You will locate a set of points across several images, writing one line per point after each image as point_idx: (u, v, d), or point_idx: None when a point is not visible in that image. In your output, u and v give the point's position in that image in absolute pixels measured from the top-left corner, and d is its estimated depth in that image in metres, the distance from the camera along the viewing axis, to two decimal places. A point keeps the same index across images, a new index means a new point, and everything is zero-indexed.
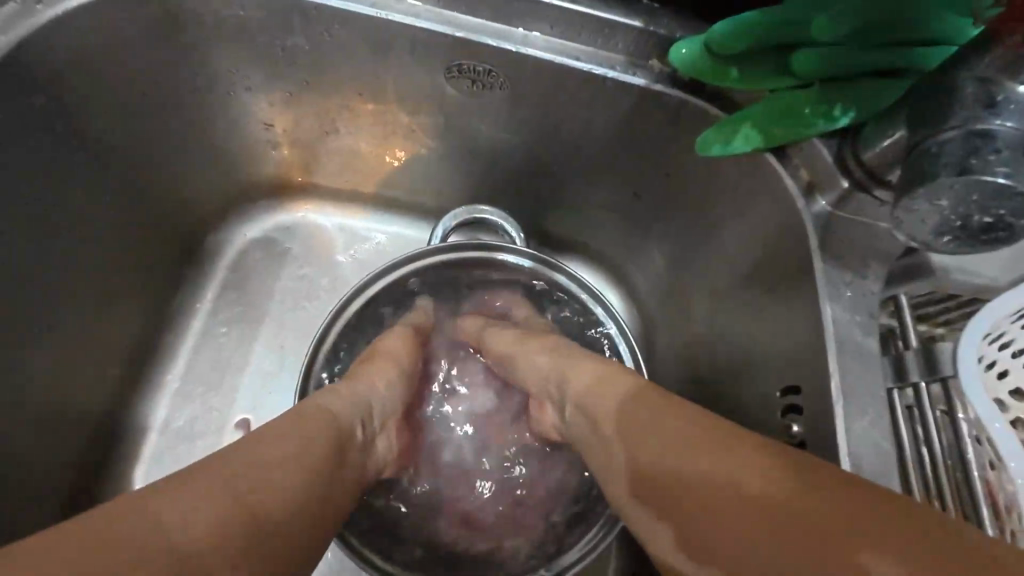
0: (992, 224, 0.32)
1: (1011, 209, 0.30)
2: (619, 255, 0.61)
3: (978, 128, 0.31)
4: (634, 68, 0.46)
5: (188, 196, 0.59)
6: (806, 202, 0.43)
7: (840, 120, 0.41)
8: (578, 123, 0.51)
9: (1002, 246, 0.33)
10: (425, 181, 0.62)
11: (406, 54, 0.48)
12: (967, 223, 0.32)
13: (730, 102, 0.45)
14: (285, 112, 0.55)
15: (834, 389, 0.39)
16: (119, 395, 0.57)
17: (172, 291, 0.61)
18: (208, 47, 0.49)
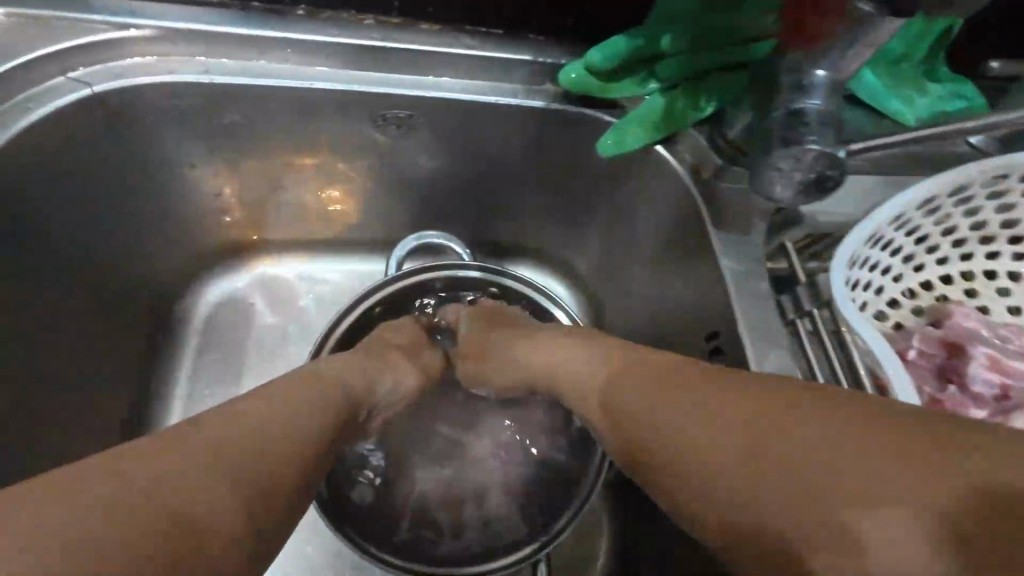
0: (821, 180, 0.40)
1: (828, 167, 0.39)
2: (557, 250, 0.69)
3: (795, 109, 0.40)
4: (532, 94, 0.54)
5: (156, 271, 0.62)
6: (695, 180, 0.52)
7: (706, 108, 0.50)
8: (496, 146, 0.58)
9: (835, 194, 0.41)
10: (374, 217, 0.67)
11: (335, 113, 0.54)
12: (802, 180, 0.40)
13: (618, 109, 0.54)
14: (231, 178, 0.60)
15: (742, 325, 0.47)
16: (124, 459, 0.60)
17: (152, 363, 0.63)
18: (155, 137, 0.54)
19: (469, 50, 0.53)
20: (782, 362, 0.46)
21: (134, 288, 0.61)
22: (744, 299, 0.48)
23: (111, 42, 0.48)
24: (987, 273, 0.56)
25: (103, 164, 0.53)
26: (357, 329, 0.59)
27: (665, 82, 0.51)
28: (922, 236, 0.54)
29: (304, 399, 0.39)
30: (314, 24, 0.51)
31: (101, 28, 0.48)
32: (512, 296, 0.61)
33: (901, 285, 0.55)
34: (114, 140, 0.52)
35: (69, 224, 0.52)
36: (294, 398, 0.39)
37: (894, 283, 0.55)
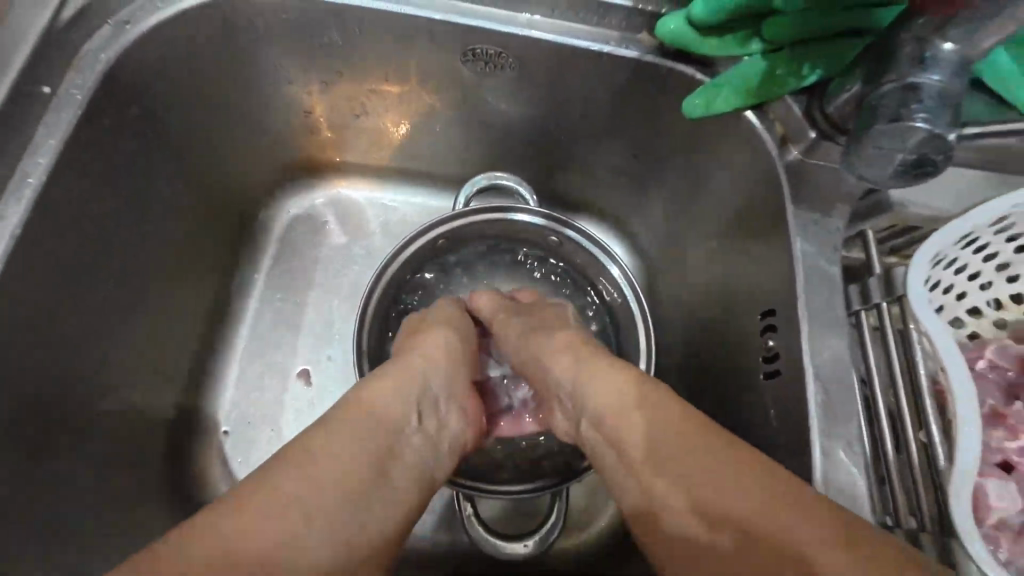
0: (921, 160, 0.39)
1: (931, 148, 0.38)
2: (618, 210, 0.69)
3: (910, 82, 0.38)
4: (626, 42, 0.53)
5: (247, 180, 0.67)
6: (779, 152, 0.50)
7: (808, 78, 0.47)
8: (578, 94, 0.58)
9: (933, 177, 0.40)
10: (447, 153, 0.69)
11: (427, 43, 0.55)
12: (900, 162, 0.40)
13: (710, 66, 0.52)
14: (322, 100, 0.62)
15: (801, 310, 0.46)
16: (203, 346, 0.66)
17: (233, 262, 0.69)
18: (260, 51, 0.55)
19: None
20: (843, 355, 0.45)
21: (228, 191, 0.65)
22: (809, 282, 0.47)
23: None
24: None
25: (214, 72, 0.55)
26: (420, 258, 0.62)
27: (767, 44, 0.48)
28: (993, 252, 0.50)
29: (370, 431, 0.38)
30: None
31: None
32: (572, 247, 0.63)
33: (965, 302, 0.52)
34: (226, 47, 0.54)
35: (181, 122, 0.56)
36: (358, 429, 0.37)
37: (959, 299, 0.52)
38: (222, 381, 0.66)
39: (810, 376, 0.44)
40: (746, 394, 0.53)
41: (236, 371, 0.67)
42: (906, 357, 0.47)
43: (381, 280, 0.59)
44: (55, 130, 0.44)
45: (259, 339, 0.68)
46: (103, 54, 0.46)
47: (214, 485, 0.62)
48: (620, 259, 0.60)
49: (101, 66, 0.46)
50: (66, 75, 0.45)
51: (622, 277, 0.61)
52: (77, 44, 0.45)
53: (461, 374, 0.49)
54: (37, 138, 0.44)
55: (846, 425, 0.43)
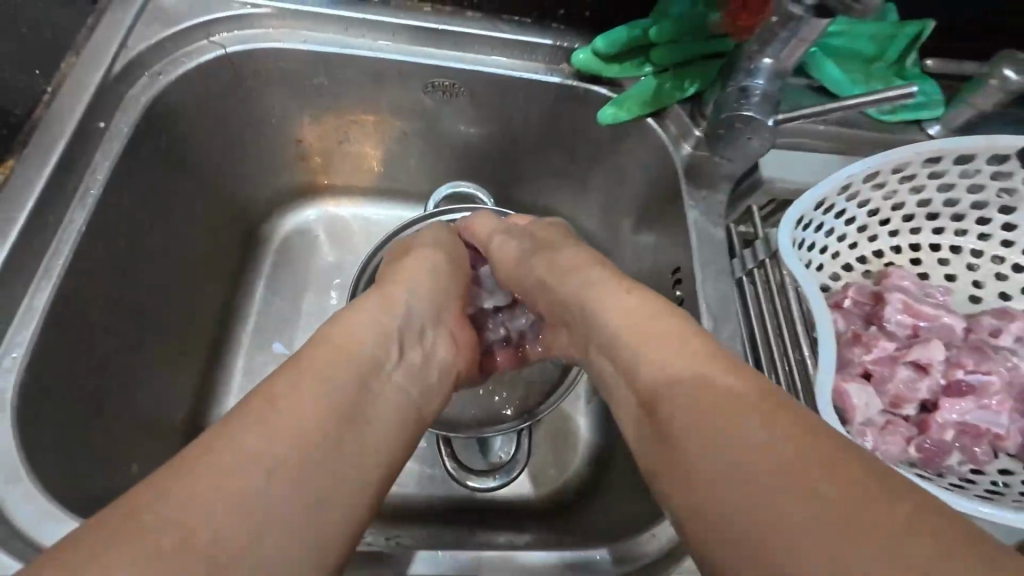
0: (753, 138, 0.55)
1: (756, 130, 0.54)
2: (564, 210, 0.82)
3: (741, 85, 0.53)
4: (552, 71, 0.67)
5: (249, 200, 0.79)
6: (675, 148, 0.64)
7: (688, 90, 0.63)
8: (520, 114, 0.72)
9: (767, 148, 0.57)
10: (418, 170, 0.82)
11: (396, 80, 0.69)
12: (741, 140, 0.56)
13: (618, 86, 0.66)
14: (312, 131, 0.76)
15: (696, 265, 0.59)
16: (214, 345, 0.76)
17: (239, 271, 0.80)
18: (264, 92, 0.69)
19: (503, 34, 0.66)
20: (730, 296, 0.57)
21: (235, 210, 0.77)
22: (701, 243, 0.61)
23: (243, 17, 0.63)
24: (932, 246, 0.66)
25: (226, 110, 0.68)
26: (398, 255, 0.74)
27: (655, 67, 0.63)
28: (852, 217, 0.64)
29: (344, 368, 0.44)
30: (385, 9, 0.66)
31: (237, 5, 0.63)
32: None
33: (833, 257, 0.65)
34: (236, 90, 0.67)
35: (199, 150, 0.68)
36: (343, 368, 0.44)
37: (832, 258, 0.65)
38: (233, 374, 0.75)
39: (702, 310, 0.57)
40: None
41: (242, 365, 0.76)
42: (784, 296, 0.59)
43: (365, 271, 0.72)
44: (109, 155, 0.56)
45: (262, 337, 0.78)
46: (142, 97, 0.59)
47: None
48: None
49: (141, 107, 0.59)
50: (115, 113, 0.58)
51: None
52: (123, 91, 0.58)
53: (447, 302, 0.60)
54: (95, 162, 0.56)
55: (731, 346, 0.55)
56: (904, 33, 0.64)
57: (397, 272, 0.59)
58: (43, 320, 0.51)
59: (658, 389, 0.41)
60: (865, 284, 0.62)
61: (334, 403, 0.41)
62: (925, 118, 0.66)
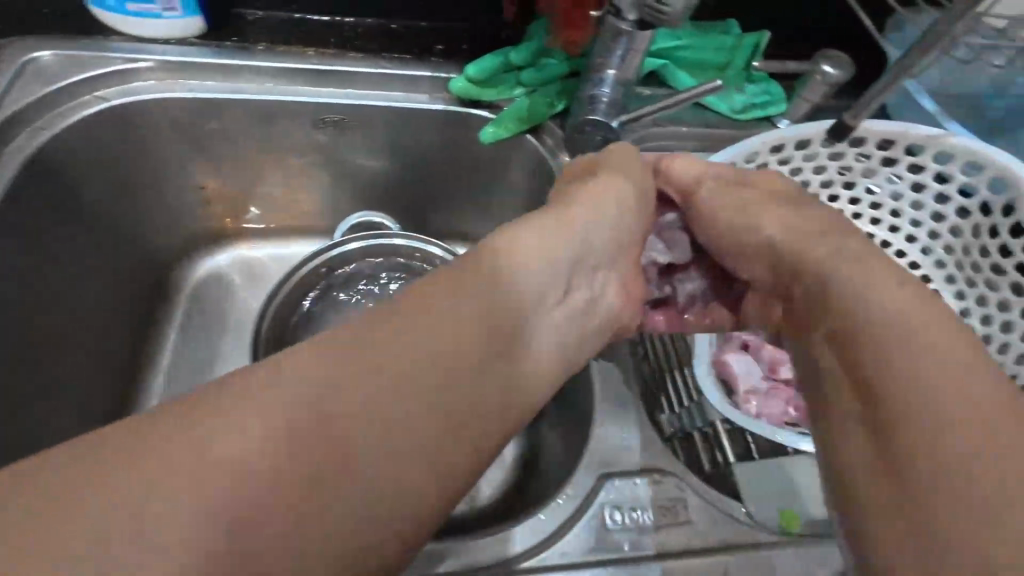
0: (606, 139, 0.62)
1: (607, 132, 0.61)
2: (474, 229, 0.86)
3: (591, 94, 0.60)
4: (434, 99, 0.72)
5: (155, 248, 0.79)
6: (554, 158, 0.70)
7: (558, 105, 0.68)
8: (413, 142, 0.76)
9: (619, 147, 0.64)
10: (328, 205, 0.85)
11: (287, 118, 0.72)
12: (597, 141, 0.63)
13: (496, 107, 0.71)
14: (213, 174, 0.77)
15: None
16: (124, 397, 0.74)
17: (148, 321, 0.79)
18: (155, 139, 0.71)
19: (384, 69, 0.71)
20: None
21: (139, 260, 0.77)
22: None
23: (125, 71, 0.66)
24: None
25: (116, 158, 0.70)
26: (306, 284, 0.75)
27: (526, 88, 0.69)
28: None
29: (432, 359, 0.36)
30: (270, 54, 0.70)
31: (118, 61, 0.66)
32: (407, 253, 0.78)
33: None
34: (125, 140, 0.69)
35: (91, 201, 0.69)
36: (445, 329, 0.37)
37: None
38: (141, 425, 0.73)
39: None
40: None
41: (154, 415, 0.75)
42: None
43: (271, 303, 0.73)
44: None
45: (176, 383, 0.77)
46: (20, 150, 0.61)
47: None
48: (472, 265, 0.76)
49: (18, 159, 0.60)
50: None
51: None
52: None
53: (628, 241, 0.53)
54: None
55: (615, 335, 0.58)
56: (744, 45, 0.71)
57: (567, 214, 0.49)
58: None
59: (866, 343, 0.37)
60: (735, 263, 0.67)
61: (399, 380, 0.34)
62: (773, 114, 0.74)
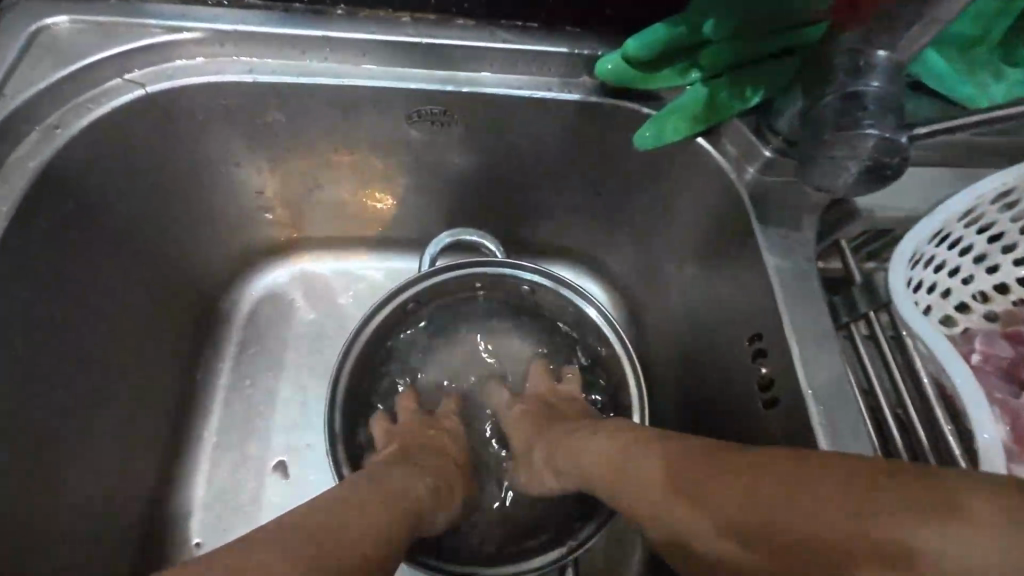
0: (876, 167, 0.38)
1: (886, 152, 0.37)
2: (594, 249, 0.68)
3: (851, 91, 0.37)
4: (569, 87, 0.53)
5: (204, 267, 0.64)
6: (738, 173, 0.50)
7: (752, 98, 0.48)
8: (530, 141, 0.58)
9: (886, 185, 0.40)
10: (411, 214, 0.68)
11: (369, 110, 0.55)
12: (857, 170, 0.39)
13: (656, 99, 0.52)
14: (273, 178, 0.61)
15: (788, 330, 0.44)
16: (170, 450, 0.61)
17: (197, 356, 0.65)
18: (201, 135, 0.55)
19: (504, 44, 0.52)
20: (839, 371, 0.43)
21: (185, 282, 0.63)
22: (790, 294, 0.46)
23: (164, 44, 0.49)
24: None
25: (156, 161, 0.54)
26: (387, 326, 0.59)
27: (707, 72, 0.49)
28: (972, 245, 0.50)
29: (396, 476, 0.45)
30: (352, 22, 0.52)
31: (158, 29, 0.49)
32: (549, 296, 0.61)
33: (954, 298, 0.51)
34: (168, 139, 0.53)
35: (125, 219, 0.54)
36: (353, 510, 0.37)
37: (943, 299, 0.51)
38: (195, 484, 0.61)
39: (803, 389, 0.42)
40: (746, 421, 0.50)
41: (208, 472, 0.62)
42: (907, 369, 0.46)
43: (347, 355, 0.56)
44: None
45: (231, 432, 0.64)
46: (34, 158, 0.45)
47: None
48: (609, 314, 0.58)
49: (30, 172, 0.45)
50: None
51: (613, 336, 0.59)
52: (6, 153, 0.44)
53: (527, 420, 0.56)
54: None
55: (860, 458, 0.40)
56: None
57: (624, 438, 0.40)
58: None
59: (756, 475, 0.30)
60: (993, 330, 0.50)
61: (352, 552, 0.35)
62: None
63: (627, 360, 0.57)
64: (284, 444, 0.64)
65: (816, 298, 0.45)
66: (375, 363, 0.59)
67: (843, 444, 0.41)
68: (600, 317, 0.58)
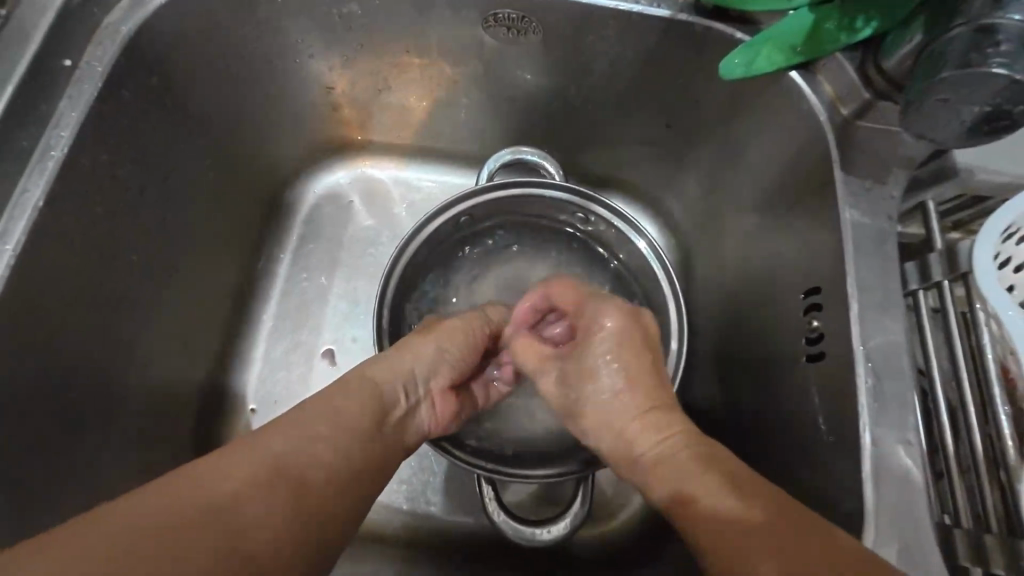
0: (994, 114, 0.34)
1: (1010, 97, 0.33)
2: (654, 187, 0.66)
3: (985, 23, 0.34)
4: (659, 1, 0.50)
5: (272, 158, 0.66)
6: (830, 115, 0.46)
7: (862, 31, 0.43)
8: (607, 61, 0.55)
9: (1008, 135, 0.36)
10: (473, 129, 0.67)
11: (446, 9, 0.54)
12: (971, 117, 0.35)
13: (752, 24, 0.48)
14: (344, 75, 0.61)
15: (850, 286, 0.43)
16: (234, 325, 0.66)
17: (261, 242, 0.68)
18: (281, 21, 0.55)
19: None
20: (894, 333, 0.42)
21: (255, 171, 0.65)
22: (859, 249, 0.44)
23: None
24: None
25: (235, 44, 0.54)
26: (441, 237, 0.61)
27: None
28: None
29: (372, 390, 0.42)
30: None
31: None
32: (601, 224, 0.61)
33: None
34: (249, 20, 0.53)
35: (203, 96, 0.55)
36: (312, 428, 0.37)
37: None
38: (251, 359, 0.66)
39: (853, 341, 0.42)
40: (789, 373, 0.50)
41: (264, 349, 0.66)
42: (974, 348, 0.43)
43: (399, 260, 0.58)
44: (78, 102, 0.45)
45: (286, 317, 0.68)
46: (124, 25, 0.47)
47: None
48: (661, 249, 0.57)
49: (121, 37, 0.46)
50: (86, 48, 0.46)
51: (660, 270, 0.58)
52: (99, 18, 0.46)
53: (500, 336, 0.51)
54: (59, 111, 0.44)
55: (897, 417, 0.40)
56: None
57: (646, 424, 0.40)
58: None
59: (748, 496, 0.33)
60: None
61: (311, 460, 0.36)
62: None
63: (672, 295, 0.57)
64: (334, 334, 0.68)
65: (886, 256, 0.43)
66: (427, 269, 0.61)
67: (882, 404, 0.41)
68: (650, 250, 0.58)
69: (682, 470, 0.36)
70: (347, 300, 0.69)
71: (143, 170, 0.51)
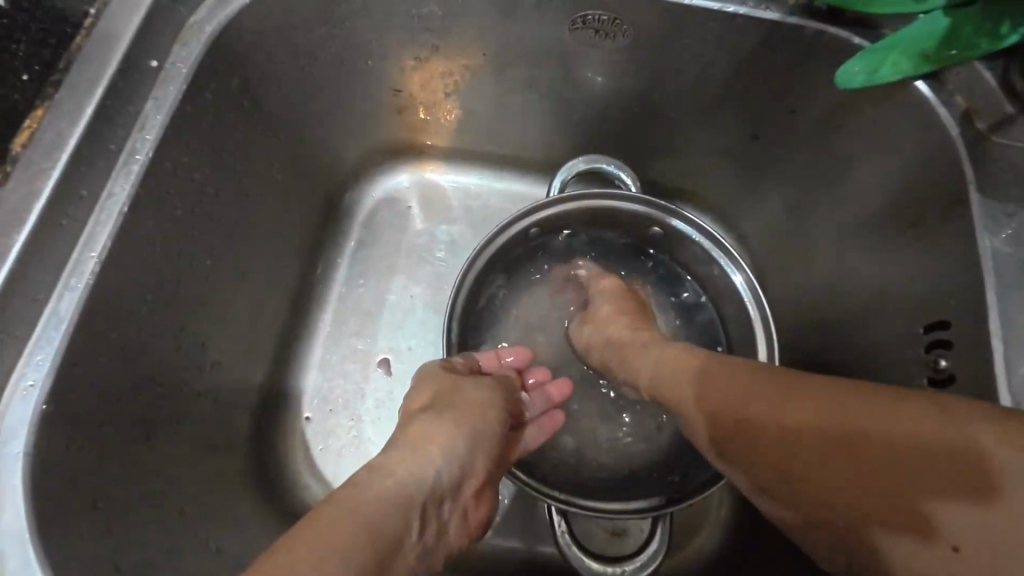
0: None
1: None
2: (729, 203, 0.61)
3: None
4: (766, 3, 0.46)
5: (335, 162, 0.64)
6: (962, 129, 0.42)
7: (1008, 38, 0.38)
8: (698, 66, 0.51)
9: None
10: (541, 136, 0.64)
11: (532, 9, 0.51)
12: None
13: (872, 29, 0.45)
14: (415, 77, 0.59)
15: (993, 320, 0.39)
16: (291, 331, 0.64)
17: (319, 245, 0.66)
18: (359, 22, 0.53)
19: None
20: None
21: (316, 174, 0.63)
22: (1002, 280, 0.39)
23: None
24: None
25: (311, 44, 0.53)
26: (511, 249, 0.58)
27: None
28: None
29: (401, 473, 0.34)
30: None
31: None
32: (681, 241, 0.57)
33: None
34: (327, 21, 0.52)
35: (275, 97, 0.54)
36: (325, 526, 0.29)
37: None
38: (306, 367, 0.63)
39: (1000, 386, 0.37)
40: None
41: (319, 358, 0.64)
42: None
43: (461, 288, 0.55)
44: (164, 103, 0.44)
45: (340, 326, 0.65)
46: (210, 24, 0.46)
47: (297, 474, 0.59)
48: (751, 271, 0.54)
49: (206, 38, 0.45)
50: (172, 47, 0.45)
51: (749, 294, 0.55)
52: (183, 17, 0.45)
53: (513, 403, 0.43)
54: (145, 113, 0.44)
55: None
56: None
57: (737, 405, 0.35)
58: (73, 323, 0.40)
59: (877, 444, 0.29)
60: None
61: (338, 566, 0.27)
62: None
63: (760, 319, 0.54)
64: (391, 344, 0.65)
65: None
66: (494, 281, 0.58)
67: None
68: (745, 283, 0.55)
69: (785, 430, 0.33)
70: (404, 309, 0.67)
71: (217, 169, 0.50)
